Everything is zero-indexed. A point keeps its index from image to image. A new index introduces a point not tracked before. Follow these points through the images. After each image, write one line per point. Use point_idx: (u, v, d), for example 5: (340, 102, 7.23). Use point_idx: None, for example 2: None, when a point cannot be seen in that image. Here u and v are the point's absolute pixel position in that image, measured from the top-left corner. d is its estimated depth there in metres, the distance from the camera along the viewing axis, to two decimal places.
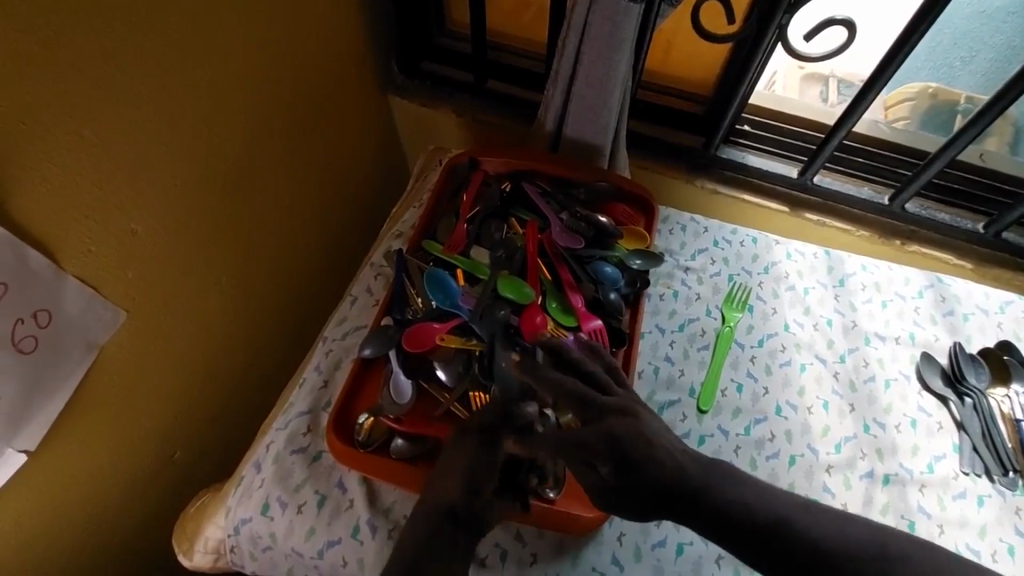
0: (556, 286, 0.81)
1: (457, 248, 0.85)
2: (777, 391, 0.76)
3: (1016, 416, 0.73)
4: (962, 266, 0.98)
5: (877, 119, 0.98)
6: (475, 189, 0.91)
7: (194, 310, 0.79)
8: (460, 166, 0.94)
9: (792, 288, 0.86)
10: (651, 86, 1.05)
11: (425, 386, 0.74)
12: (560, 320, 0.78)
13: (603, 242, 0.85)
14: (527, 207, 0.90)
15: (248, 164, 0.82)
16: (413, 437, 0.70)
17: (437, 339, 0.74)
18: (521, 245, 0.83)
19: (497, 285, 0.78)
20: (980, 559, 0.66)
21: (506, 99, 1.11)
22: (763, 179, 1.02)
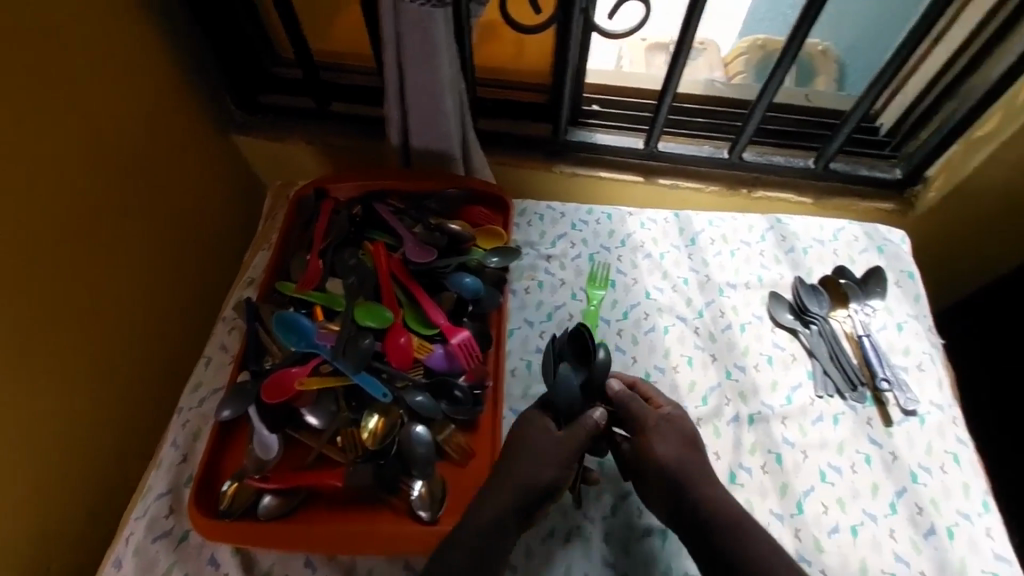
0: (415, 301, 0.79)
1: (312, 283, 0.82)
2: (645, 358, 0.79)
3: (857, 332, 0.79)
4: (804, 202, 1.04)
5: (715, 77, 1.07)
6: (325, 219, 0.88)
7: (34, 416, 0.72)
8: (306, 198, 0.92)
9: (649, 256, 0.89)
10: (493, 83, 1.05)
11: (293, 435, 0.72)
12: (421, 333, 0.77)
13: (458, 248, 0.85)
14: (381, 227, 0.88)
15: (69, 247, 0.76)
16: (282, 492, 0.67)
17: (297, 384, 0.72)
18: (373, 269, 0.82)
19: (354, 315, 0.77)
20: (842, 474, 0.71)
21: (353, 118, 1.08)
22: (614, 154, 1.05)
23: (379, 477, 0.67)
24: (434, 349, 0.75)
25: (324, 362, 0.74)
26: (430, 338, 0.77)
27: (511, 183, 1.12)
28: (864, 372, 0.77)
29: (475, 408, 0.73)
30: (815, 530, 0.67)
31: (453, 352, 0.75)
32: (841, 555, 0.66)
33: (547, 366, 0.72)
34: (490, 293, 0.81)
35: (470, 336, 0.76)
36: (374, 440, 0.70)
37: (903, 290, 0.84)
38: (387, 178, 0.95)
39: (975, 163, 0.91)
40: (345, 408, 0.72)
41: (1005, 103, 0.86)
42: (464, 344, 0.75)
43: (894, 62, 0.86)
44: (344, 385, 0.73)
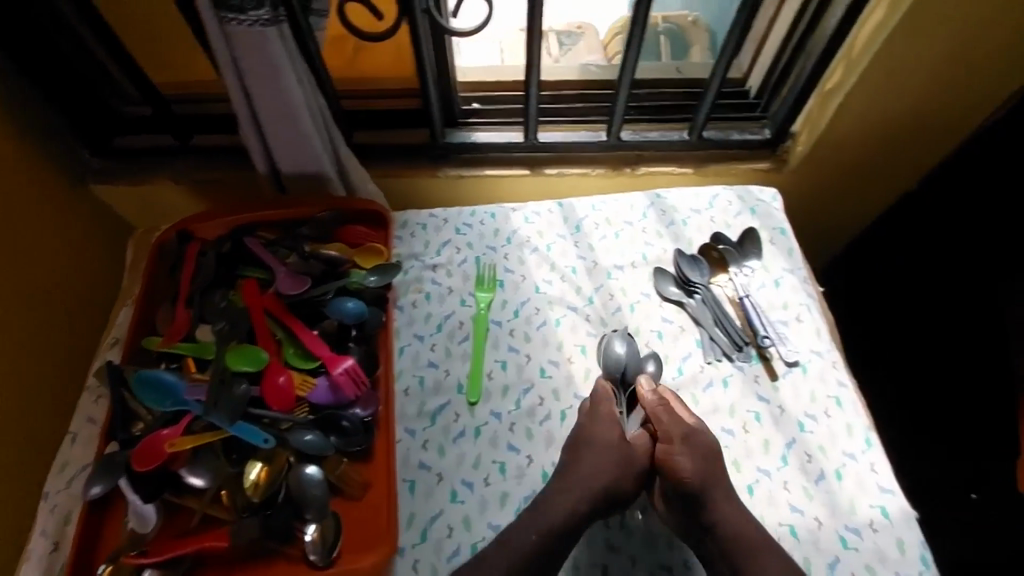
0: (294, 336, 0.75)
1: (180, 334, 0.77)
2: (538, 354, 0.79)
3: (738, 294, 0.82)
4: (685, 171, 1.06)
5: (592, 60, 1.06)
6: (190, 263, 0.83)
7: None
8: (169, 245, 0.86)
9: (535, 250, 0.88)
10: (361, 94, 1.02)
11: (174, 499, 0.68)
12: (302, 368, 0.73)
13: (336, 272, 0.81)
14: (252, 262, 0.83)
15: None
16: (166, 562, 0.63)
17: (168, 446, 0.67)
18: (244, 310, 0.77)
19: (227, 362, 0.72)
20: (734, 437, 0.73)
21: (219, 149, 1.02)
22: (496, 151, 1.04)
23: (267, 528, 0.64)
24: (316, 383, 0.72)
25: (197, 418, 0.69)
26: (313, 372, 0.73)
27: (400, 193, 1.09)
28: (747, 332, 0.80)
29: (365, 437, 0.70)
30: None
31: (336, 383, 0.71)
32: None
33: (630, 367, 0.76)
34: (371, 315, 0.78)
35: (354, 363, 0.72)
36: (259, 491, 0.66)
37: (778, 247, 0.87)
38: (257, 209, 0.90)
39: (828, 114, 0.94)
40: (225, 462, 0.68)
41: (845, 52, 0.88)
42: (349, 372, 0.72)
43: (735, 31, 0.87)
44: (222, 439, 0.69)
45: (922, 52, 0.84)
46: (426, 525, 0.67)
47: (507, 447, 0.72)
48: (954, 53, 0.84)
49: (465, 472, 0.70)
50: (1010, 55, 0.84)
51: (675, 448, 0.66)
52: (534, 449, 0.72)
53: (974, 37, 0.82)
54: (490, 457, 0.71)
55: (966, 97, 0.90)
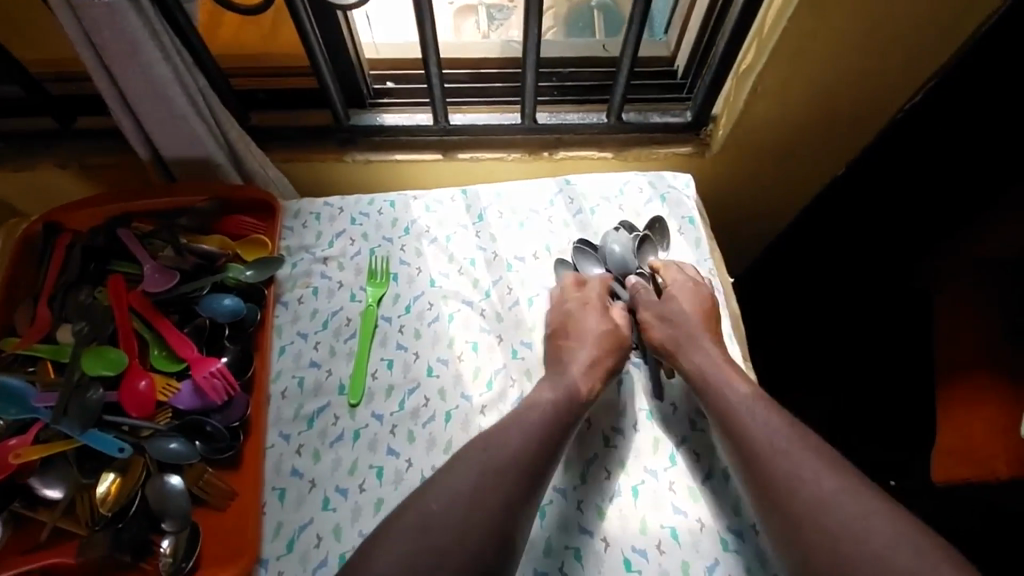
0: (160, 335, 0.71)
1: (40, 334, 0.72)
2: (427, 351, 0.75)
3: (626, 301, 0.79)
4: (607, 156, 1.02)
5: (512, 37, 0.99)
6: (56, 258, 0.77)
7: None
8: (35, 237, 0.80)
9: (434, 241, 0.84)
10: (257, 72, 0.95)
11: (23, 514, 0.63)
12: (166, 371, 0.69)
13: (214, 267, 0.77)
14: (123, 256, 0.77)
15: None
16: None
17: (13, 458, 0.62)
18: (107, 308, 0.72)
19: (83, 365, 0.68)
20: (625, 436, 0.71)
21: (106, 131, 0.95)
22: (406, 134, 0.98)
23: (120, 543, 0.60)
24: (180, 386, 0.68)
25: (48, 426, 0.65)
26: (179, 375, 0.69)
27: (309, 179, 1.03)
28: None
29: (232, 443, 0.67)
30: (598, 498, 0.67)
31: (201, 386, 0.67)
32: (621, 518, 0.66)
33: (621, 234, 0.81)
34: (249, 314, 0.74)
35: (223, 365, 0.68)
36: (111, 503, 0.62)
37: (685, 237, 0.84)
38: (136, 195, 0.84)
39: (744, 95, 0.90)
40: (78, 470, 0.64)
41: (757, 32, 0.84)
42: (214, 374, 0.68)
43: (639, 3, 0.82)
44: (75, 448, 0.64)
45: (835, 30, 0.80)
46: (294, 535, 0.63)
47: (386, 451, 0.69)
48: (866, 34, 0.80)
49: (339, 479, 0.67)
50: (926, 36, 0.80)
51: (656, 311, 0.75)
52: (414, 453, 0.68)
53: (887, 16, 0.77)
54: (367, 461, 0.68)
55: (888, 77, 0.87)
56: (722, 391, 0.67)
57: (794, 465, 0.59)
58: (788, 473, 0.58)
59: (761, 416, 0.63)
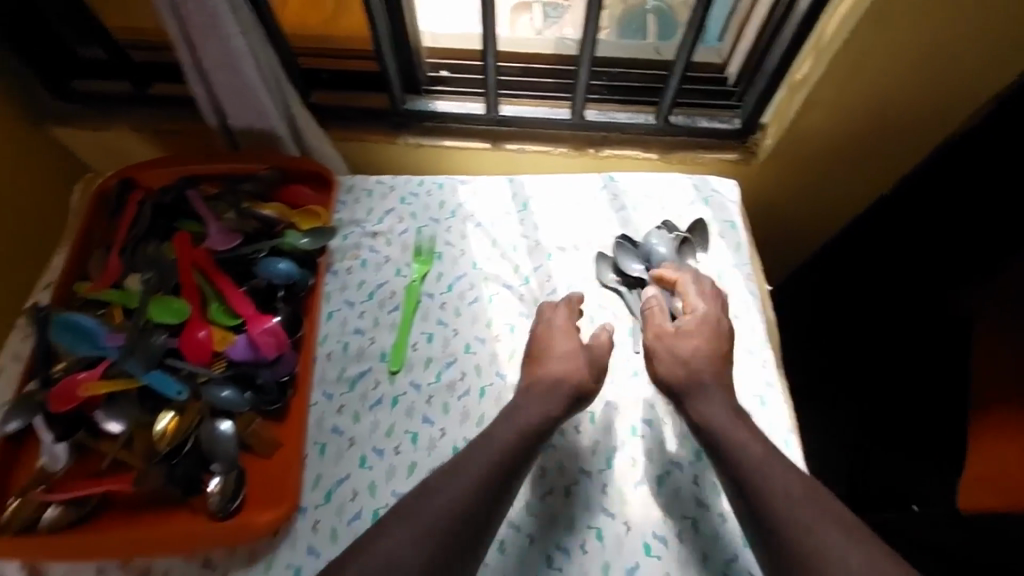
0: (219, 291, 0.75)
1: (111, 280, 0.77)
2: (466, 329, 0.78)
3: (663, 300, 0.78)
4: (652, 158, 1.04)
5: (565, 35, 1.00)
6: (129, 212, 0.82)
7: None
8: (109, 191, 0.85)
9: (479, 225, 0.87)
10: (321, 53, 0.98)
11: (87, 442, 0.68)
12: (224, 324, 0.73)
13: (272, 232, 0.81)
14: (189, 215, 0.82)
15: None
16: (71, 501, 0.64)
17: (83, 391, 0.67)
18: (173, 262, 0.77)
19: (149, 312, 0.72)
20: (653, 427, 0.72)
21: (179, 98, 1.01)
22: (458, 122, 1.02)
23: (174, 477, 0.65)
24: (236, 339, 0.72)
25: (114, 365, 0.69)
26: (235, 329, 0.73)
27: (362, 158, 1.07)
28: None
29: (280, 396, 0.71)
30: (623, 483, 0.69)
31: (255, 341, 0.71)
32: (644, 505, 0.67)
33: (661, 236, 0.81)
34: (302, 279, 0.78)
35: (277, 324, 0.73)
36: (168, 440, 0.66)
37: (726, 240, 0.85)
38: (204, 160, 0.89)
39: (799, 102, 0.90)
40: (139, 407, 0.68)
41: (813, 44, 0.85)
42: (266, 332, 0.72)
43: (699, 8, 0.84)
44: (138, 387, 0.69)
45: (895, 44, 0.80)
46: (332, 487, 0.67)
47: (421, 419, 0.72)
48: (928, 50, 0.81)
49: (376, 441, 0.70)
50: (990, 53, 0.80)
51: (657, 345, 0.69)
52: (448, 423, 0.71)
53: (950, 32, 0.78)
54: (403, 427, 0.71)
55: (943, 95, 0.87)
56: (736, 455, 0.61)
57: (816, 535, 0.54)
58: (811, 545, 0.54)
59: (782, 485, 0.58)
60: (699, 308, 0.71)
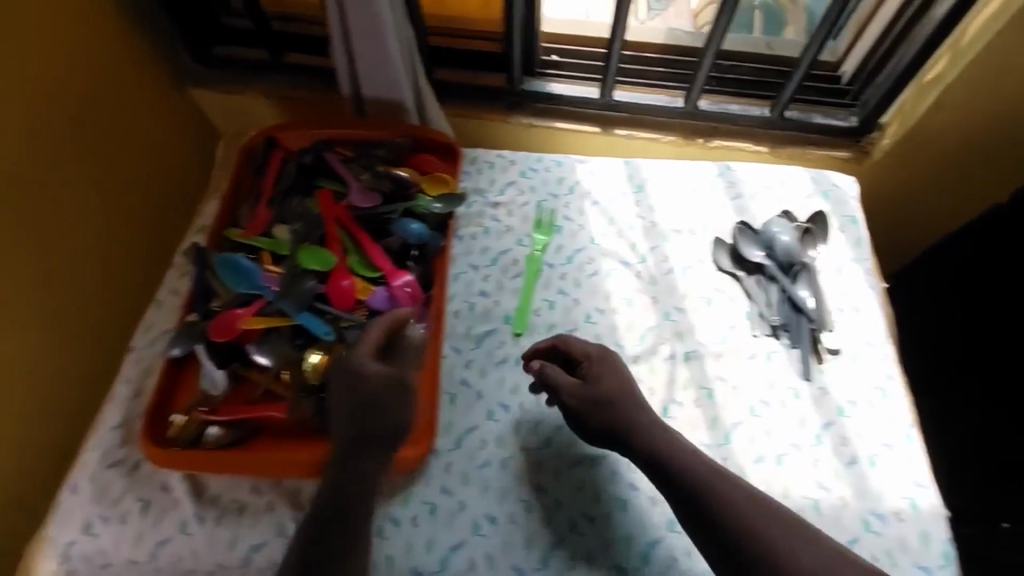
0: (360, 245, 0.80)
1: (259, 229, 0.83)
2: (586, 299, 0.81)
3: (784, 287, 0.78)
4: (760, 150, 1.04)
5: (676, 26, 1.04)
6: (274, 169, 0.87)
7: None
8: (256, 147, 0.91)
9: (596, 203, 0.89)
10: (447, 32, 1.03)
11: (242, 372, 0.74)
12: (365, 276, 0.78)
13: (404, 194, 0.85)
14: (328, 174, 0.86)
15: (32, 193, 0.78)
16: (230, 423, 0.70)
17: (243, 324, 0.73)
18: (318, 216, 0.82)
19: (298, 259, 0.78)
20: (771, 408, 0.73)
21: (310, 69, 1.08)
22: (571, 105, 1.04)
23: (323, 409, 0.70)
24: (376, 290, 0.77)
25: (269, 304, 0.75)
26: (374, 281, 0.78)
27: (472, 135, 1.11)
28: (816, 309, 0.77)
29: (415, 345, 0.75)
30: (741, 459, 0.70)
31: (394, 294, 0.77)
32: (763, 481, 0.69)
33: (782, 227, 0.82)
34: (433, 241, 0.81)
35: (413, 280, 0.78)
36: (317, 374, 0.71)
37: (846, 235, 0.85)
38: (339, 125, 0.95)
39: (926, 104, 0.92)
40: (288, 343, 0.74)
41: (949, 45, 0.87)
42: (406, 287, 0.77)
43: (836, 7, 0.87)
44: (290, 325, 0.74)
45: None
46: (462, 435, 0.72)
47: None
48: None
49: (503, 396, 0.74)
50: None
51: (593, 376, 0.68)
52: None
53: None
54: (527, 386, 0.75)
55: None
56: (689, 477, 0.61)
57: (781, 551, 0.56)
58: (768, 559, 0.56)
59: (725, 495, 0.59)
60: (594, 351, 0.70)
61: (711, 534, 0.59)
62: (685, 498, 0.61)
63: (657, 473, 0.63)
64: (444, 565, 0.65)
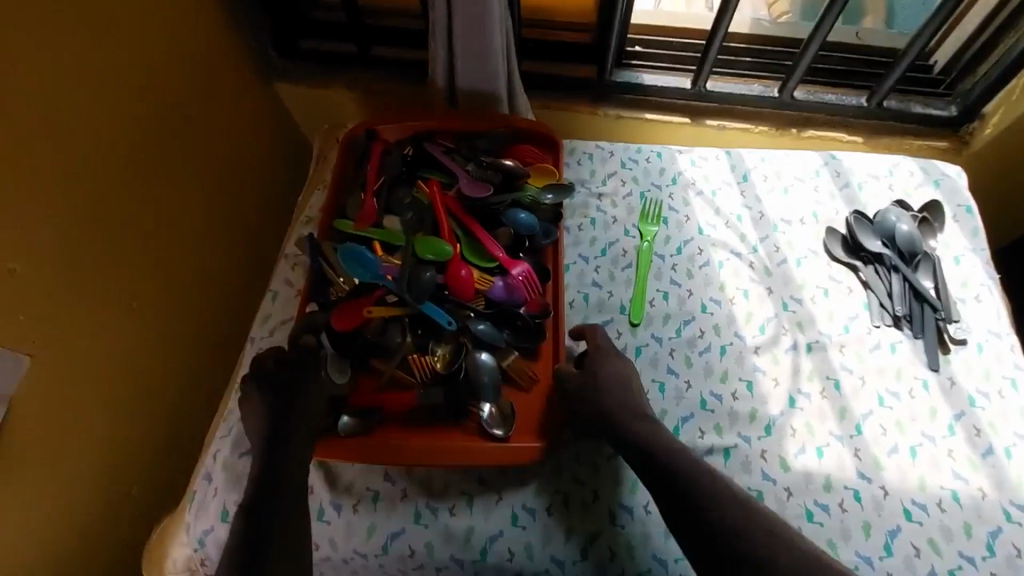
0: (472, 236, 0.79)
1: (370, 220, 0.80)
2: (700, 290, 0.80)
3: (905, 275, 0.78)
4: (855, 141, 1.04)
5: (760, 16, 1.04)
6: (376, 159, 0.85)
7: (98, 367, 0.73)
8: (357, 139, 0.89)
9: (701, 194, 0.88)
10: (535, 23, 1.02)
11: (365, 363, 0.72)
12: (479, 265, 0.78)
13: (512, 185, 0.83)
14: (432, 167, 0.86)
15: (149, 204, 0.80)
16: (360, 412, 0.68)
17: (365, 314, 0.70)
18: (429, 208, 0.80)
19: (416, 249, 0.76)
20: (900, 399, 0.73)
21: (396, 61, 1.08)
22: (663, 96, 1.03)
23: (452, 401, 0.69)
24: (493, 282, 0.76)
25: (389, 294, 0.72)
26: (489, 271, 0.78)
27: (555, 127, 1.10)
28: (938, 297, 0.77)
29: (539, 336, 0.74)
30: (875, 450, 0.70)
31: (513, 284, 0.75)
32: (899, 471, 0.68)
33: (903, 218, 0.81)
34: (542, 233, 0.80)
35: (528, 268, 0.76)
36: (443, 366, 0.70)
37: (960, 224, 0.84)
38: (433, 118, 0.91)
39: None
40: (410, 336, 0.71)
41: None
42: (525, 276, 0.76)
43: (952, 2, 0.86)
44: (411, 315, 0.72)
45: None
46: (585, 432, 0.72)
47: (666, 369, 0.74)
48: None
49: None
50: None
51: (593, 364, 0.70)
52: (692, 376, 0.74)
53: None
54: (650, 375, 0.74)
55: None
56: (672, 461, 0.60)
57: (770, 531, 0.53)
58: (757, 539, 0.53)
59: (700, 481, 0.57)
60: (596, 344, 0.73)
61: (703, 536, 0.55)
62: (680, 498, 0.57)
63: (648, 471, 0.61)
64: (584, 554, 0.66)
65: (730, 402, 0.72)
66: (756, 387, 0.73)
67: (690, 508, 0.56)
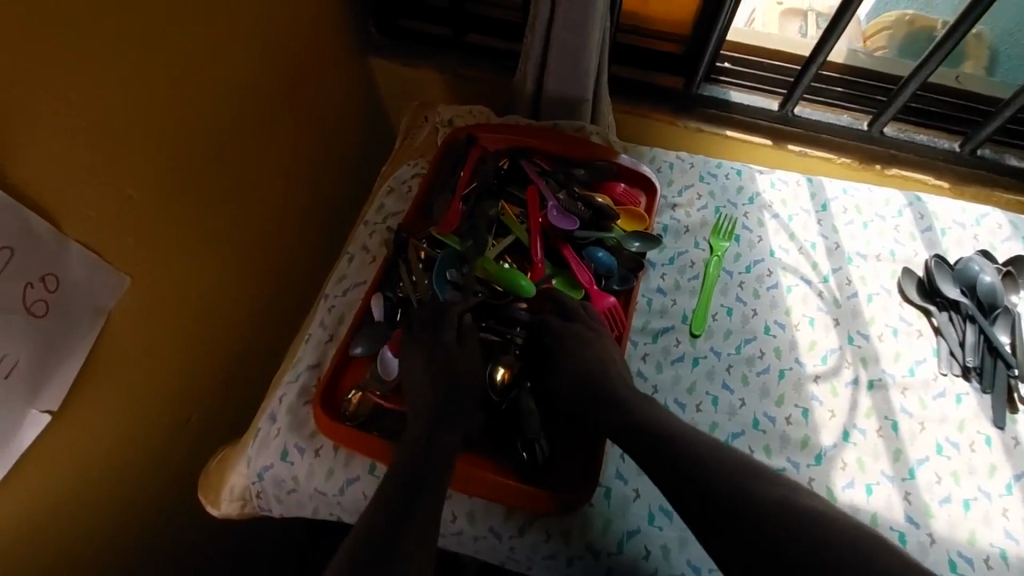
0: (560, 259, 0.80)
1: (451, 226, 0.80)
2: (765, 311, 0.80)
3: (982, 329, 0.76)
4: (941, 185, 1.02)
5: (856, 48, 1.02)
6: (472, 164, 0.86)
7: (179, 297, 0.77)
8: (458, 142, 0.90)
9: (776, 216, 0.88)
10: (628, 29, 1.03)
11: None
12: (569, 293, 0.78)
13: (600, 224, 0.82)
14: (522, 184, 0.85)
15: (242, 153, 0.84)
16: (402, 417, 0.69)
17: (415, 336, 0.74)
18: (513, 225, 0.80)
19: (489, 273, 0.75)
20: (959, 450, 0.71)
21: (487, 50, 1.11)
22: (746, 115, 1.04)
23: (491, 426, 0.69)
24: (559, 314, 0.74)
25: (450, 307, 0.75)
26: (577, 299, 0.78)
27: (632, 135, 1.11)
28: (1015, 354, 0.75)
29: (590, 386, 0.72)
30: (926, 496, 0.69)
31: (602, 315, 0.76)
32: (950, 522, 0.67)
33: (987, 271, 0.79)
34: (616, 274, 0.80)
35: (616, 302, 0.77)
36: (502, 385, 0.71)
37: None
38: (537, 137, 0.91)
39: None
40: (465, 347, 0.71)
41: None
42: (611, 309, 0.77)
43: None
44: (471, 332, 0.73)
45: None
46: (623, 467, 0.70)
47: (721, 384, 0.75)
48: None
49: (679, 394, 0.74)
50: None
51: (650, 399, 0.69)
52: (747, 393, 0.74)
53: None
54: (704, 387, 0.75)
55: None
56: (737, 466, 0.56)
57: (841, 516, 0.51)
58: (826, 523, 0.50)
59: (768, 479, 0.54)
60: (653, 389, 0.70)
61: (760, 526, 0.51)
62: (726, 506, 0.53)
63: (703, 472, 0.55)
64: (620, 548, 0.66)
65: (784, 425, 0.72)
66: (811, 415, 0.73)
67: (731, 517, 0.52)
